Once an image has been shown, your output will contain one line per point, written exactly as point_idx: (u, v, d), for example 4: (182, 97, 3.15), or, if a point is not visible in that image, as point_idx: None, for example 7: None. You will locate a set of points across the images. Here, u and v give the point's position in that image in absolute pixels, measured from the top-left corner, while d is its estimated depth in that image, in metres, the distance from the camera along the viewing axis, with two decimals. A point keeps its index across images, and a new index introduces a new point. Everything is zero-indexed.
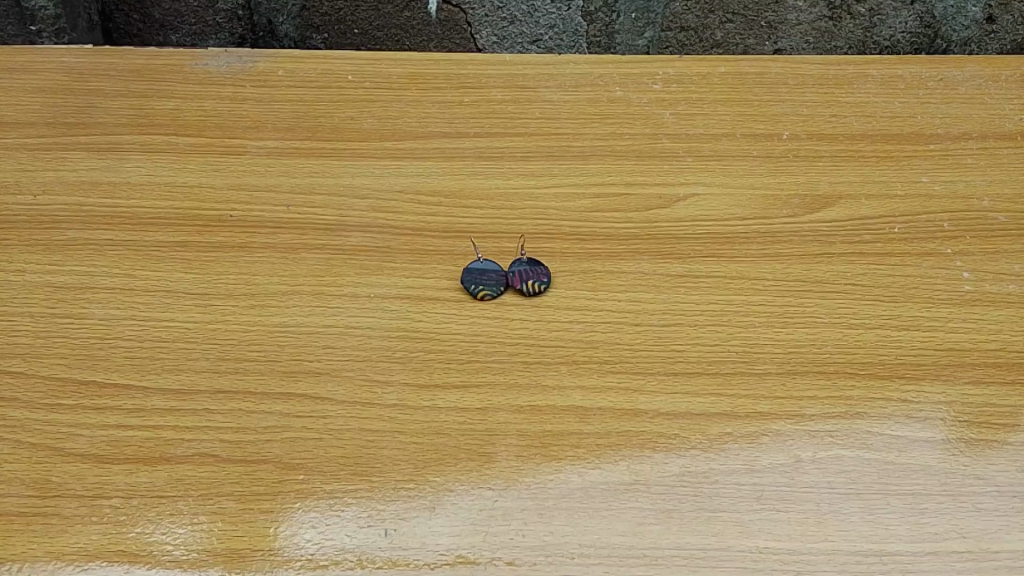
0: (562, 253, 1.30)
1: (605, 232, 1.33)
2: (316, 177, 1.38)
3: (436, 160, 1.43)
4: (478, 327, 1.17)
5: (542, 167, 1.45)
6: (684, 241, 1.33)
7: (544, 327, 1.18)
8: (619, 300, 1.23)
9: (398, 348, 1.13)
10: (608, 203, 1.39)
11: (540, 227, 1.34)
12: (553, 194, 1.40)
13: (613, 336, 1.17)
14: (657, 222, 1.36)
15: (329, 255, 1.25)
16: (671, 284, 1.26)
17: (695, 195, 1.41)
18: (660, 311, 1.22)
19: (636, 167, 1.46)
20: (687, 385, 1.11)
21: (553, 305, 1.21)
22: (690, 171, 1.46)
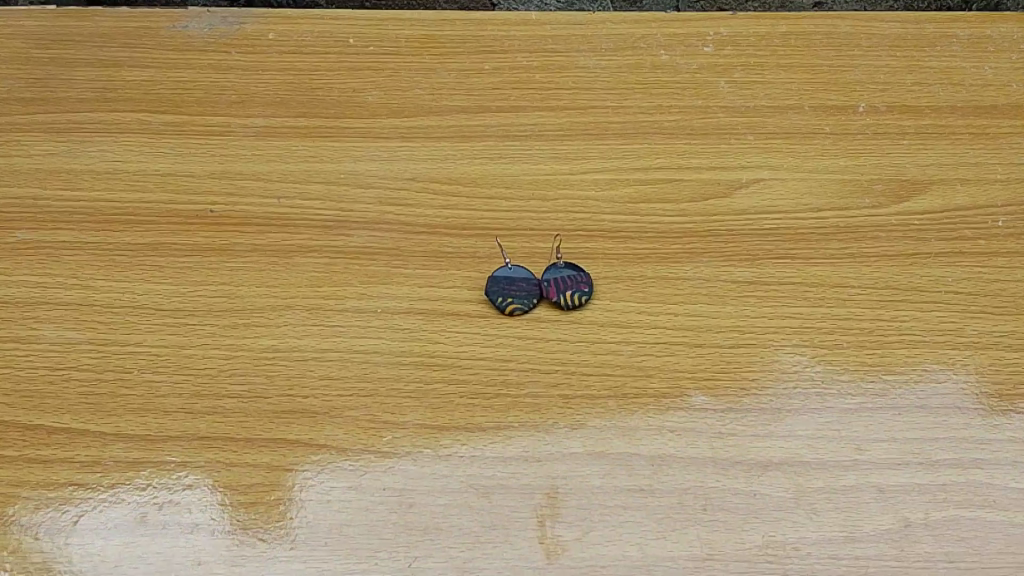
0: (605, 256, 1.09)
1: (655, 228, 1.12)
2: (312, 163, 1.17)
3: (453, 140, 1.22)
4: (506, 350, 0.97)
5: (577, 148, 1.22)
6: (750, 238, 1.11)
7: (586, 350, 0.98)
8: (674, 315, 1.02)
9: (411, 379, 0.93)
10: (658, 192, 1.17)
11: (578, 222, 1.13)
12: (592, 180, 1.18)
13: (670, 361, 0.97)
14: (716, 215, 1.14)
15: (328, 261, 1.05)
16: (737, 293, 1.05)
17: (761, 181, 1.19)
18: (725, 329, 1.01)
19: (689, 148, 1.23)
20: (765, 425, 0.91)
21: (597, 322, 1.01)
22: (753, 152, 1.23)
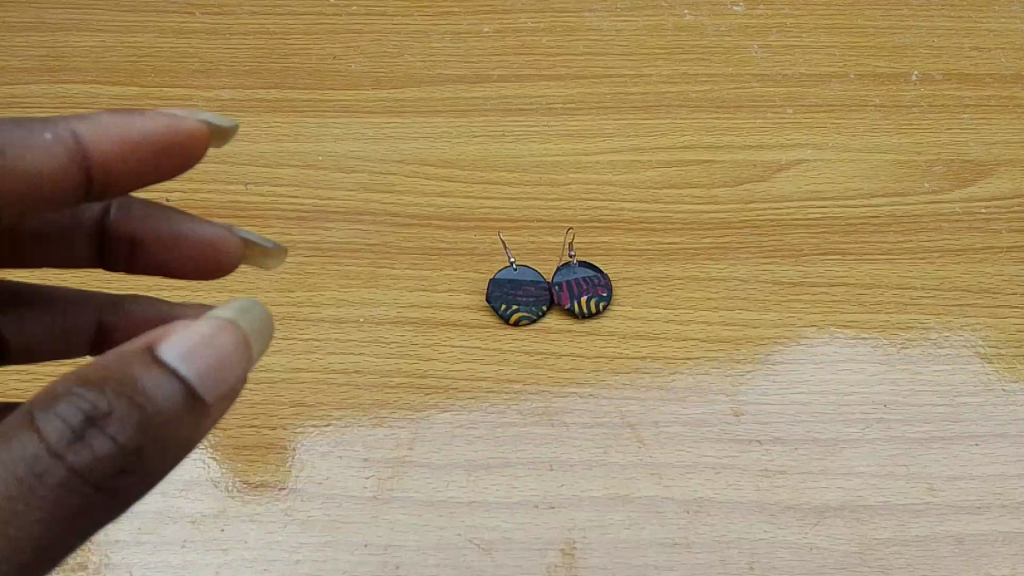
0: (625, 253, 0.94)
1: (682, 219, 0.96)
2: (285, 142, 1.01)
3: (448, 115, 1.05)
4: (510, 370, 0.82)
5: (590, 123, 1.06)
6: (792, 231, 0.96)
7: (606, 366, 0.83)
8: (708, 325, 0.87)
9: (399, 406, 0.80)
10: (685, 175, 1.01)
11: (593, 212, 0.97)
12: (608, 162, 1.02)
13: (705, 380, 0.82)
14: (752, 203, 0.98)
15: (302, 259, 0.90)
16: (781, 297, 0.90)
17: (803, 162, 1.03)
18: (770, 341, 0.86)
19: (719, 124, 1.07)
20: (819, 461, 0.77)
21: (619, 333, 0.86)
22: (793, 127, 1.07)
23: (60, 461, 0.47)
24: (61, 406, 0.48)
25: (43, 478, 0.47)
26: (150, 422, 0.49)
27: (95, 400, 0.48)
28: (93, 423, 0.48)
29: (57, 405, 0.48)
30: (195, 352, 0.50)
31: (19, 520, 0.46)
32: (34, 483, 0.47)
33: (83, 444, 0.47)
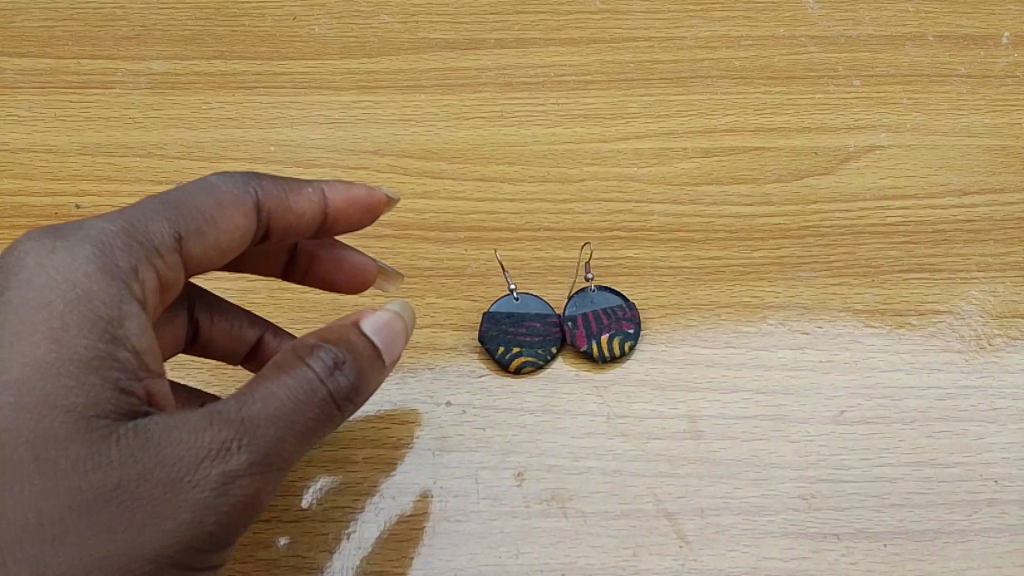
0: (655, 272, 0.74)
1: (727, 225, 0.76)
2: (229, 128, 0.83)
3: (433, 93, 0.84)
4: (507, 436, 0.64)
5: (609, 101, 0.84)
6: (866, 239, 0.76)
7: (635, 431, 0.64)
8: (764, 369, 0.68)
9: (368, 490, 0.62)
10: (729, 168, 0.80)
11: (613, 216, 0.77)
12: (633, 151, 0.81)
13: (765, 451, 0.63)
14: (815, 203, 0.78)
15: (246, 284, 0.73)
16: (856, 332, 0.70)
17: (876, 148, 0.83)
18: (847, 393, 0.67)
19: (772, 101, 0.85)
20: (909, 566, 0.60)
21: (651, 383, 0.67)
22: (863, 104, 0.86)
23: (301, 402, 0.47)
24: (308, 350, 0.49)
25: (294, 414, 0.47)
26: (362, 381, 0.50)
27: (341, 351, 0.49)
28: (332, 372, 0.48)
29: (310, 350, 0.49)
30: (389, 337, 0.53)
31: (263, 448, 0.46)
32: (279, 417, 0.47)
33: (325, 388, 0.48)
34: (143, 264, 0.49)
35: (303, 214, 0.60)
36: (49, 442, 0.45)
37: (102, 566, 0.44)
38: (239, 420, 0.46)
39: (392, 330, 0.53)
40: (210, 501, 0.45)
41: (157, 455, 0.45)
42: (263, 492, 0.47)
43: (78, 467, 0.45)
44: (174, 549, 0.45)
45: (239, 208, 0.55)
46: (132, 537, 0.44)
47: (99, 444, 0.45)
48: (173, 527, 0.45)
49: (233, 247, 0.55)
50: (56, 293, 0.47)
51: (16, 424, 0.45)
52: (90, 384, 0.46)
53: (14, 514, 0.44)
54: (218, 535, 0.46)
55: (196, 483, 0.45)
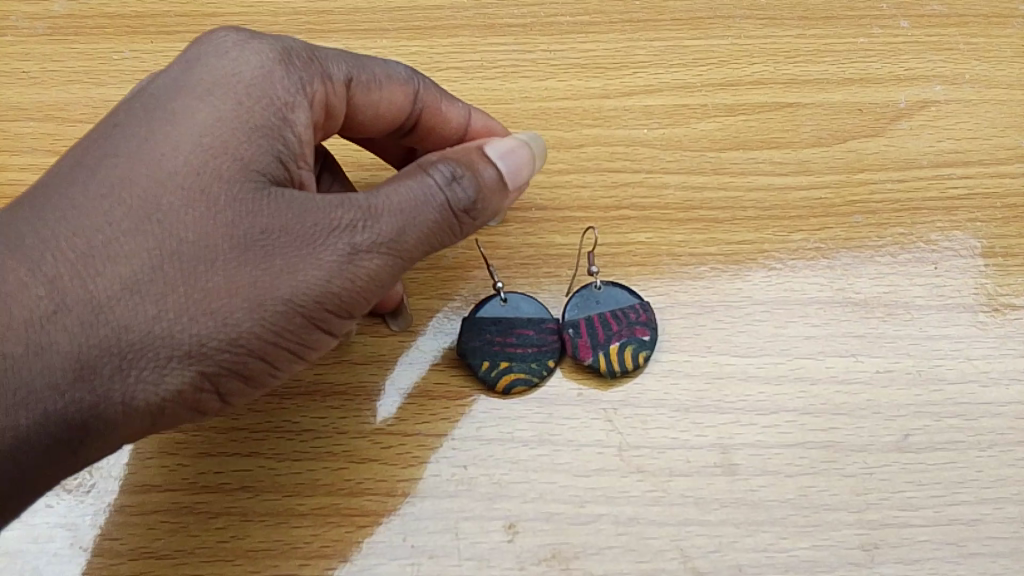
0: (672, 260, 0.60)
1: (757, 201, 0.63)
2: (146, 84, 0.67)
3: (397, 40, 0.69)
4: (495, 477, 0.51)
5: (610, 47, 0.70)
6: (924, 217, 0.63)
7: (653, 467, 0.52)
8: (810, 384, 0.55)
9: (321, 551, 0.49)
10: (756, 129, 0.66)
11: (619, 190, 0.63)
12: (641, 109, 0.67)
13: (813, 489, 0.51)
14: (861, 172, 0.65)
15: None
16: (918, 332, 0.58)
17: (931, 104, 0.69)
18: (909, 411, 0.54)
19: (806, 46, 0.71)
20: None
21: (672, 402, 0.54)
22: (915, 48, 0.71)
23: (422, 207, 0.45)
24: (465, 155, 0.48)
25: (414, 210, 0.45)
26: (480, 201, 0.47)
27: (465, 167, 0.47)
28: (468, 174, 0.47)
29: (428, 165, 0.47)
30: (513, 174, 0.49)
31: (386, 237, 0.44)
32: (414, 208, 0.45)
33: (442, 197, 0.46)
34: (313, 69, 0.49)
35: (449, 131, 0.57)
36: (202, 170, 0.44)
37: (217, 289, 0.42)
38: (369, 206, 0.44)
39: (517, 166, 0.49)
40: (332, 270, 0.44)
41: (295, 210, 0.44)
42: (387, 279, 0.45)
43: (231, 196, 0.44)
44: (290, 300, 0.43)
45: (396, 87, 0.54)
46: (257, 275, 0.43)
47: (253, 190, 0.44)
48: (303, 282, 0.43)
49: (377, 119, 0.54)
50: (245, 58, 0.47)
51: (184, 136, 0.44)
52: (258, 144, 0.45)
53: (167, 213, 0.43)
54: (332, 304, 0.44)
55: (330, 245, 0.44)
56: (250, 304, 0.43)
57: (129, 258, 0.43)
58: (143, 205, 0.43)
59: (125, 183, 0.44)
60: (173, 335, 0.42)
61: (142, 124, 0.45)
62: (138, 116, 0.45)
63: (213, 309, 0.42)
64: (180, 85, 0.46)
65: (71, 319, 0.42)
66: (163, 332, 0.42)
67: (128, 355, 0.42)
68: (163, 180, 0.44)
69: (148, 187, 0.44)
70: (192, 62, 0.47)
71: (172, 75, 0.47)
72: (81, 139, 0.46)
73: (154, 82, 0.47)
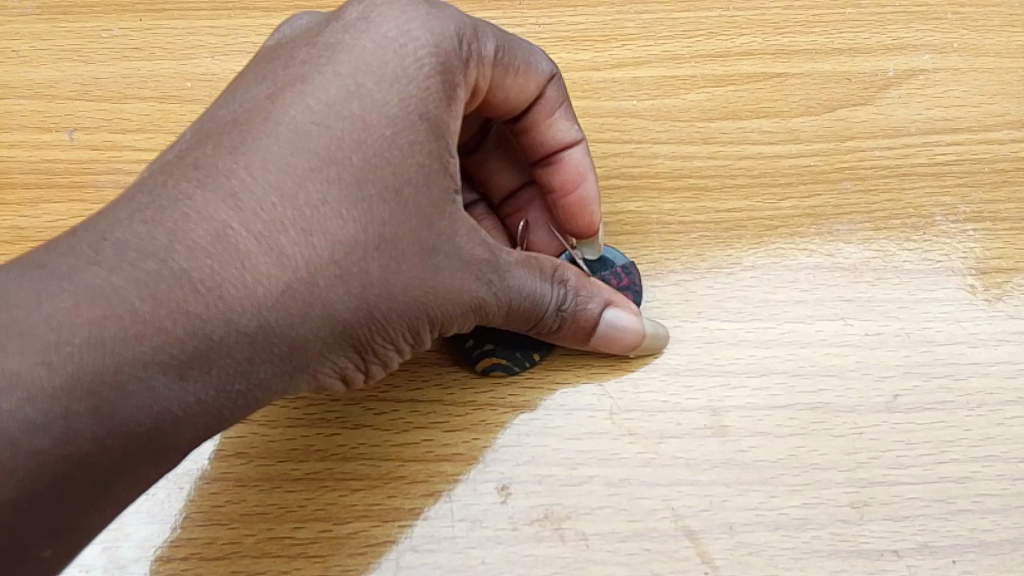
0: (662, 228, 0.60)
1: (747, 169, 0.63)
2: (134, 61, 0.67)
3: None
4: (488, 441, 0.52)
5: (600, 21, 0.70)
6: (912, 183, 0.63)
7: (645, 430, 0.52)
8: (801, 347, 0.55)
9: (315, 515, 0.49)
10: (745, 100, 0.66)
11: (609, 160, 0.64)
12: (630, 80, 0.67)
13: (804, 450, 0.52)
14: (851, 140, 0.65)
15: None
16: (908, 297, 0.58)
17: (920, 73, 0.69)
18: (899, 373, 0.55)
19: (794, 17, 0.71)
20: None
21: (663, 366, 0.54)
22: (905, 18, 0.71)
23: (538, 307, 0.49)
24: (595, 288, 0.51)
25: (535, 304, 0.49)
26: (563, 331, 0.51)
27: (584, 298, 0.50)
28: (584, 302, 0.51)
29: (561, 273, 0.50)
30: (614, 333, 0.52)
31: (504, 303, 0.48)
32: (538, 300, 0.49)
33: (553, 313, 0.50)
34: (468, 61, 0.49)
35: (554, 145, 0.58)
36: (384, 161, 0.44)
37: (388, 300, 0.44)
38: (504, 272, 0.47)
39: (628, 321, 0.52)
40: (465, 311, 0.47)
41: (456, 243, 0.46)
42: (501, 319, 0.49)
43: (408, 207, 0.44)
44: (441, 313, 0.46)
45: (535, 75, 0.55)
46: (419, 294, 0.45)
47: (433, 206, 0.45)
48: (461, 301, 0.46)
49: (507, 103, 0.55)
50: (429, 39, 0.47)
51: (368, 131, 0.44)
52: (429, 151, 0.45)
53: (345, 210, 0.43)
54: (469, 320, 0.48)
55: (473, 292, 0.46)
56: (412, 308, 0.45)
57: (315, 250, 0.43)
58: (318, 189, 0.43)
59: (297, 161, 0.43)
60: (342, 326, 0.44)
61: (341, 97, 0.45)
62: (320, 85, 0.45)
63: (385, 307, 0.44)
64: (387, 63, 0.45)
65: (279, 305, 0.42)
66: (336, 320, 0.44)
67: (307, 344, 0.43)
68: (350, 174, 0.44)
69: (327, 171, 0.43)
70: (378, 34, 0.46)
71: (357, 40, 0.46)
72: (243, 108, 0.45)
73: (344, 45, 0.46)
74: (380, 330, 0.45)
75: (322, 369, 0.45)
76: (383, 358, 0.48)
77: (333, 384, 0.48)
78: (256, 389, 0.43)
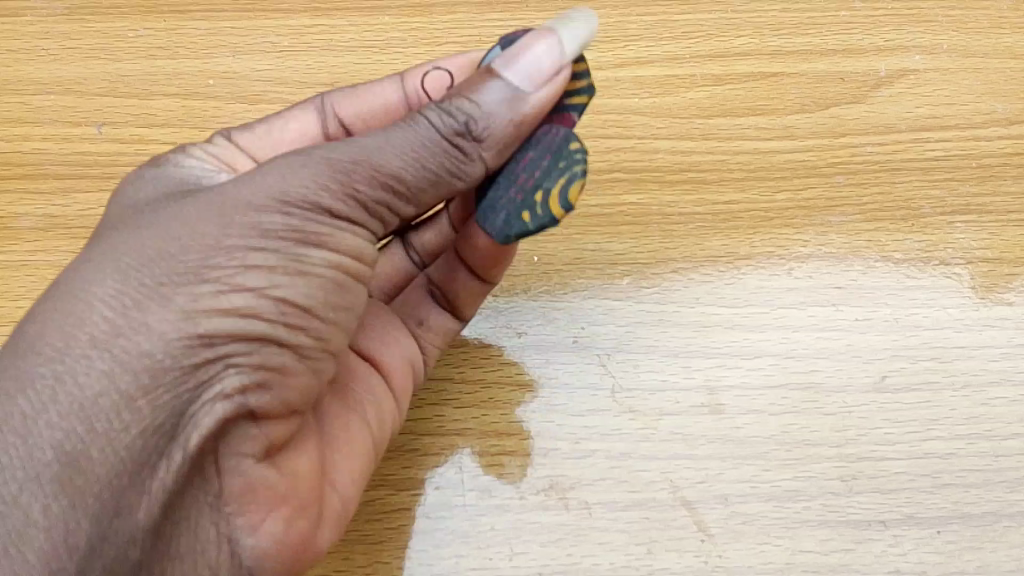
0: (663, 219, 0.63)
1: (744, 163, 0.66)
2: (159, 60, 0.70)
3: (400, 16, 0.72)
4: (497, 417, 0.55)
5: (603, 23, 0.73)
6: (902, 177, 0.66)
7: (645, 406, 0.55)
8: (793, 331, 0.58)
9: None
10: (742, 98, 0.69)
11: (612, 155, 0.66)
12: (633, 79, 0.70)
13: (796, 427, 0.55)
14: (843, 136, 0.68)
15: None
16: (896, 284, 0.61)
17: (910, 73, 0.71)
18: (888, 355, 0.58)
19: (790, 20, 0.73)
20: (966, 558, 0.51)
21: (661, 348, 0.57)
22: (899, 19, 0.74)
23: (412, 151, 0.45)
24: (476, 86, 0.46)
25: (394, 150, 0.44)
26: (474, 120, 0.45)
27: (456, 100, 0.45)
28: (478, 114, 0.45)
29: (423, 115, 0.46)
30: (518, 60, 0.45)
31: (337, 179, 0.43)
32: (428, 138, 0.45)
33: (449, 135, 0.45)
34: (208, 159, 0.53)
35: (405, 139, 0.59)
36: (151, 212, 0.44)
37: (182, 253, 0.40)
38: (329, 152, 0.44)
39: (528, 68, 0.45)
40: (290, 220, 0.42)
41: (241, 183, 0.43)
42: (366, 173, 0.44)
43: (173, 212, 0.43)
44: (258, 239, 0.41)
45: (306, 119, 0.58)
46: (224, 231, 0.41)
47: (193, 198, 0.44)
48: (269, 171, 0.43)
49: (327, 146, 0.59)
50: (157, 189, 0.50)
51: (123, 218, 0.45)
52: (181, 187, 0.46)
53: (111, 247, 0.42)
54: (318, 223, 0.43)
55: (288, 190, 0.42)
56: (224, 249, 0.41)
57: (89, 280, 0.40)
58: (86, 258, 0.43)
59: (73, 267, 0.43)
60: (142, 308, 0.39)
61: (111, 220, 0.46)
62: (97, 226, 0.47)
63: (178, 263, 0.40)
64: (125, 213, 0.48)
65: (54, 336, 0.39)
66: (137, 298, 0.39)
67: (111, 345, 0.38)
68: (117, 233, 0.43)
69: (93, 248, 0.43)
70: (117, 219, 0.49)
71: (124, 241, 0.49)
72: None
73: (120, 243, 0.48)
74: (216, 224, 0.41)
75: (189, 284, 0.40)
76: (270, 258, 0.41)
77: (245, 314, 0.41)
78: (63, 421, 0.37)
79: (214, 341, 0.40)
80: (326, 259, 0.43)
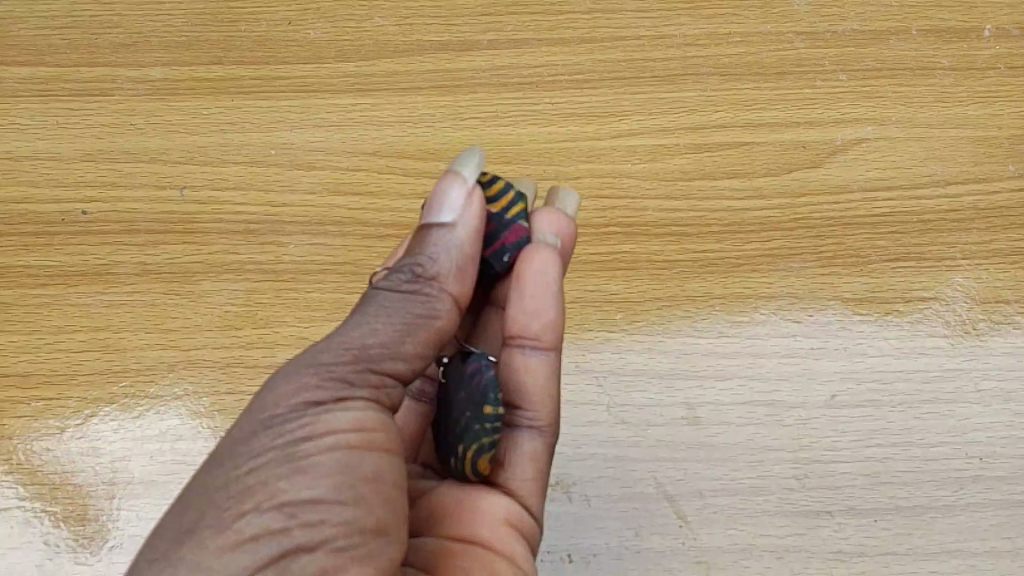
0: (652, 265, 0.75)
1: (719, 220, 0.79)
2: (229, 134, 0.83)
3: (430, 96, 0.84)
4: None
5: (602, 101, 0.85)
6: (853, 231, 0.78)
7: (636, 419, 0.67)
8: (759, 357, 0.70)
9: None
10: (717, 164, 0.82)
11: (608, 213, 0.79)
12: (626, 148, 0.83)
13: (761, 434, 0.67)
14: (805, 196, 0.80)
15: (255, 283, 0.76)
16: (848, 320, 0.73)
17: (863, 142, 0.83)
18: (838, 377, 0.70)
19: (762, 96, 0.85)
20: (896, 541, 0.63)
21: (650, 371, 0.70)
22: (855, 97, 0.86)
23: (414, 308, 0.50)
24: (425, 239, 0.53)
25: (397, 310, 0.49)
26: (455, 262, 0.52)
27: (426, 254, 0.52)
28: (430, 254, 0.52)
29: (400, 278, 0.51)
30: (437, 208, 0.54)
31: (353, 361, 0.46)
32: (385, 300, 0.50)
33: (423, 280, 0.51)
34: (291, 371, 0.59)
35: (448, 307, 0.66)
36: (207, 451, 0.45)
37: (243, 474, 0.42)
38: (344, 336, 0.48)
39: (447, 210, 0.54)
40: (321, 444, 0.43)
41: (277, 397, 0.45)
42: (374, 342, 0.47)
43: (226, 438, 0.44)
44: (295, 472, 0.42)
45: None
46: (276, 450, 0.43)
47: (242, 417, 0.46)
48: (291, 376, 0.45)
49: None
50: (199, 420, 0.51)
51: None
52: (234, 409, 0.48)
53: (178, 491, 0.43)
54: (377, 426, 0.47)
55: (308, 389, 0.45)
56: (274, 469, 0.42)
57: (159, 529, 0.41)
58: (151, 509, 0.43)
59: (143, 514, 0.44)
60: (203, 534, 0.40)
61: None
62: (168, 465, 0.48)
63: (234, 485, 0.42)
64: None
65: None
66: (204, 533, 0.40)
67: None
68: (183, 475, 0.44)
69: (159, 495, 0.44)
70: None
71: None
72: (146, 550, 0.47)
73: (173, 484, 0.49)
74: (249, 439, 0.43)
75: (238, 506, 0.41)
76: (309, 462, 0.43)
77: (299, 526, 0.41)
78: None
79: (284, 557, 0.40)
80: (358, 441, 0.45)
